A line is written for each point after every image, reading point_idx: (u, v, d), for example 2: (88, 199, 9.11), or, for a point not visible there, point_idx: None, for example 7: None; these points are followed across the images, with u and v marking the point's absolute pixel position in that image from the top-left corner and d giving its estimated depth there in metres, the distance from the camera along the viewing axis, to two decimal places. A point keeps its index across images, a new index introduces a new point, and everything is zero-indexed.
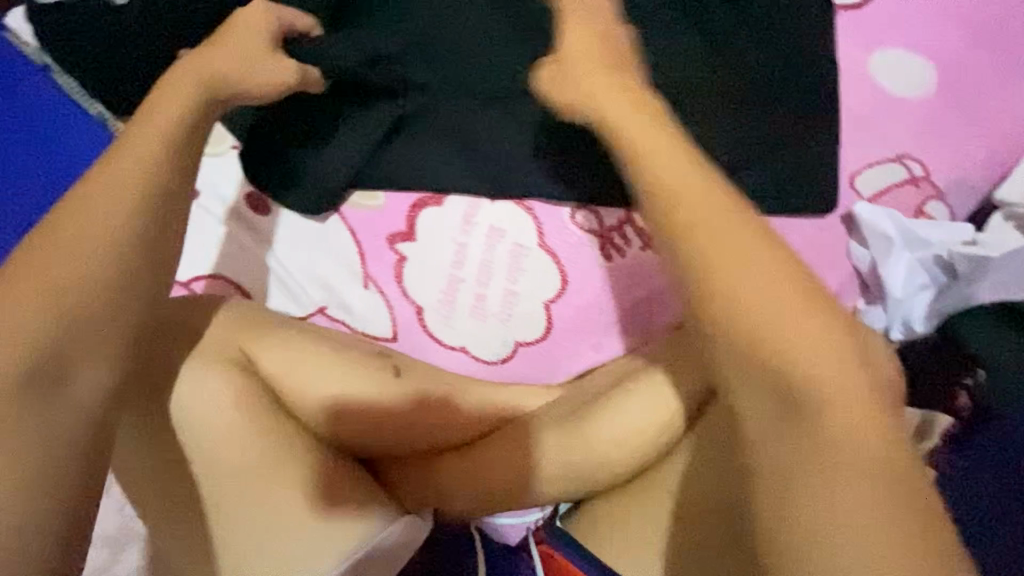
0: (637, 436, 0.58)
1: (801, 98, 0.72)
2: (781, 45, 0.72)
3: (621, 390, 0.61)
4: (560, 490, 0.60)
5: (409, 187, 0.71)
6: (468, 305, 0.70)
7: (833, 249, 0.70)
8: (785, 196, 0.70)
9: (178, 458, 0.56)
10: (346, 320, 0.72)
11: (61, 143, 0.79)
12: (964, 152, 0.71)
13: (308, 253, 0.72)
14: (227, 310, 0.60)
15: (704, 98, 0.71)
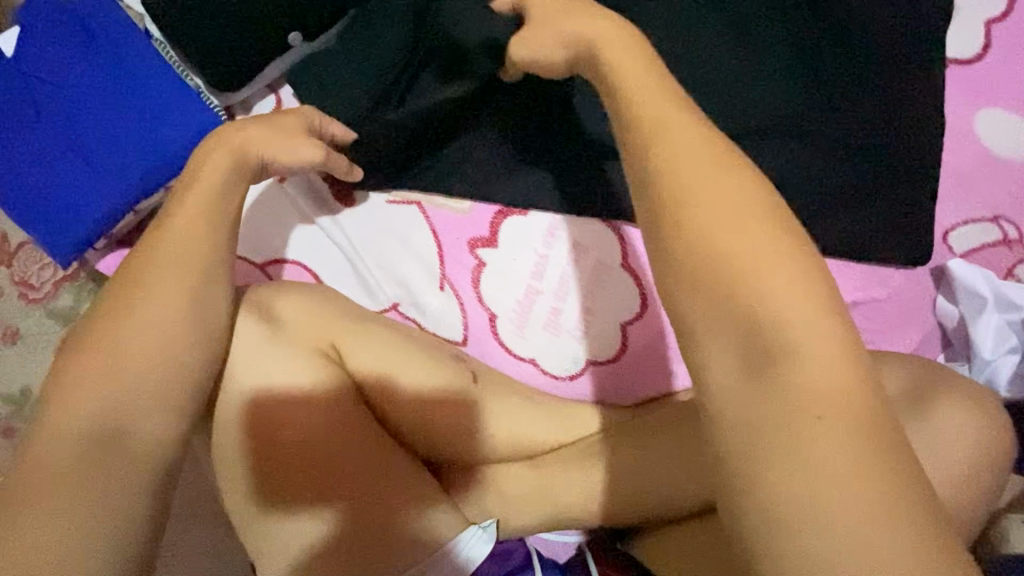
0: (677, 474, 0.60)
1: (920, 125, 0.65)
2: (900, 68, 0.65)
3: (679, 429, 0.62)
4: (606, 511, 0.62)
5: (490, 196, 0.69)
6: (544, 319, 0.70)
7: (918, 302, 0.65)
8: (886, 239, 0.64)
9: (234, 452, 0.57)
10: (418, 319, 0.71)
11: (152, 119, 0.66)
12: None
13: (389, 251, 0.71)
14: (310, 307, 0.63)
15: (805, 121, 0.64)
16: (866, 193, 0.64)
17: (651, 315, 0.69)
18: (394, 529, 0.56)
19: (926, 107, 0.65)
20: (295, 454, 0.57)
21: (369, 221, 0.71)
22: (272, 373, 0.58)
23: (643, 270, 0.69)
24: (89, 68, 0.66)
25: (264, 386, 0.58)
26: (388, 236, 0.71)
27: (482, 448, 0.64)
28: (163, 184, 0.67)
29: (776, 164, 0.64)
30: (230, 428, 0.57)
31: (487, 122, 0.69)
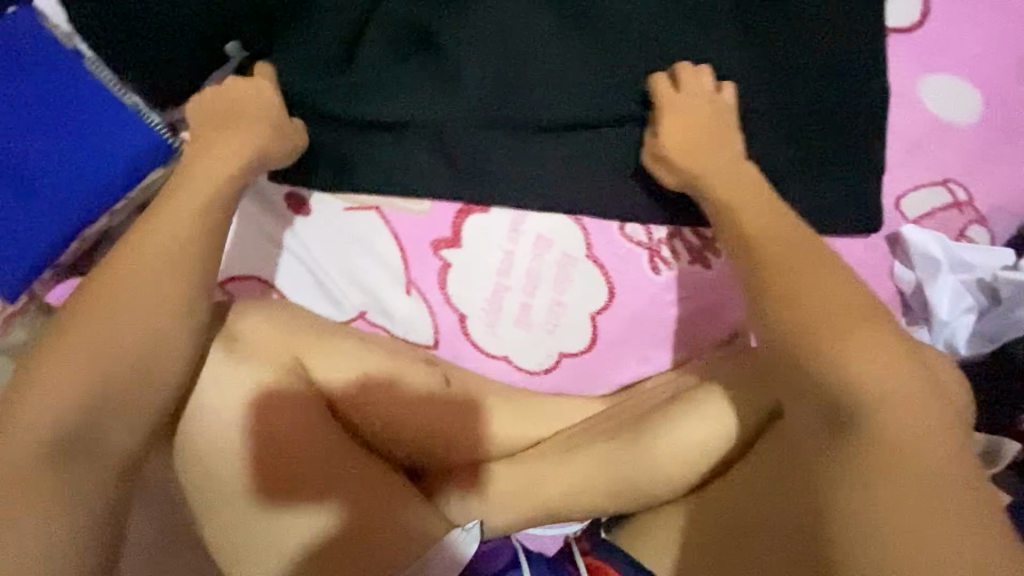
0: (662, 460, 0.60)
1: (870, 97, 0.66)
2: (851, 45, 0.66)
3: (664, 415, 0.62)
4: (588, 502, 0.62)
5: (450, 194, 0.68)
6: (515, 314, 0.69)
7: (876, 270, 0.67)
8: (842, 208, 0.65)
9: (204, 474, 0.56)
10: (386, 325, 0.70)
11: (88, 141, 0.63)
12: (1009, 179, 0.66)
13: (353, 258, 0.70)
14: (273, 322, 0.62)
15: (757, 99, 0.65)
16: (818, 166, 0.65)
17: (619, 304, 0.69)
18: (378, 537, 0.56)
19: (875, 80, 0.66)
20: (277, 473, 0.56)
21: (329, 230, 0.70)
22: (246, 394, 0.57)
23: (609, 259, 0.69)
24: (11, 91, 0.62)
25: (235, 408, 0.56)
26: (347, 243, 0.70)
27: (462, 448, 0.64)
28: (109, 209, 0.66)
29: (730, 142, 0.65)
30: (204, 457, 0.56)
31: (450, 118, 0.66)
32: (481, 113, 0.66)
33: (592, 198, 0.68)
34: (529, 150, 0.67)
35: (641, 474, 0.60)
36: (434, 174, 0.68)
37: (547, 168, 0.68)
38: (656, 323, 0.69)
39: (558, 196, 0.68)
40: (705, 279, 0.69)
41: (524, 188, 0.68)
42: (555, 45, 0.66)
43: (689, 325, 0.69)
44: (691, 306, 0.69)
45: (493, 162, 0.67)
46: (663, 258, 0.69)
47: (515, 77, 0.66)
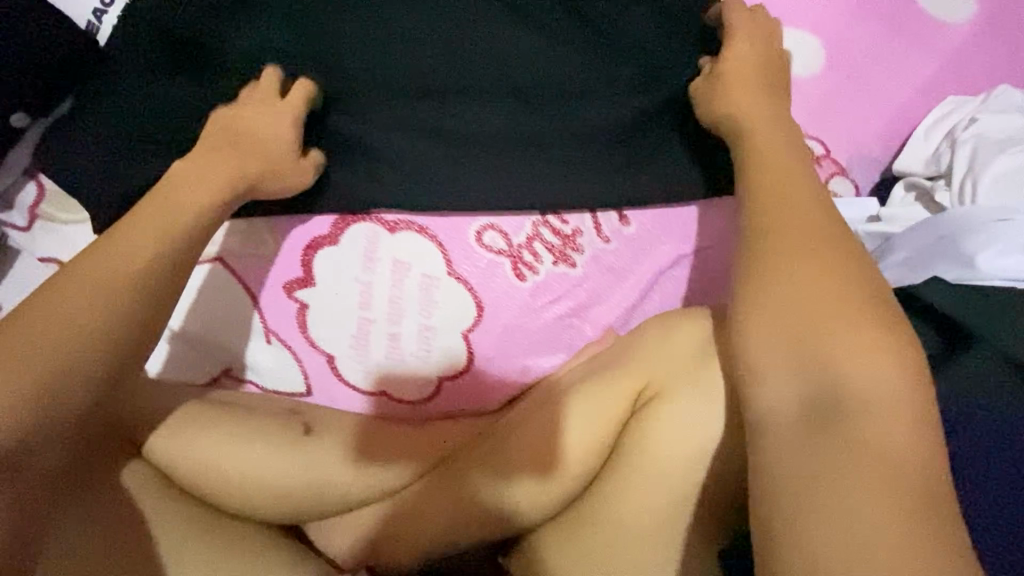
0: (541, 479, 0.57)
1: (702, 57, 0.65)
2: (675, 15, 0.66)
3: (543, 429, 0.59)
4: (477, 532, 0.60)
5: (305, 228, 0.65)
6: (382, 344, 0.66)
7: (717, 251, 0.68)
8: (669, 176, 0.65)
9: None
10: (254, 379, 0.68)
11: None
12: (863, 126, 0.64)
13: (227, 325, 0.66)
14: None
15: (576, 71, 0.64)
16: (660, 136, 0.66)
17: (490, 317, 0.66)
18: None
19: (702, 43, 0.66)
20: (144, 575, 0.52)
21: (201, 304, 0.66)
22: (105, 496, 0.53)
23: (471, 273, 0.66)
24: None
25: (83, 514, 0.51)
26: (220, 313, 0.66)
27: (341, 499, 0.62)
28: None
29: (575, 127, 0.64)
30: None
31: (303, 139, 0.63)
32: (334, 134, 0.63)
33: (461, 205, 0.65)
34: (391, 165, 0.64)
35: (529, 499, 0.57)
36: (290, 201, 0.64)
37: (413, 180, 0.64)
38: (532, 330, 0.66)
39: (402, 197, 0.64)
40: (573, 278, 0.66)
41: (391, 202, 0.64)
42: (368, 28, 0.63)
43: (565, 328, 0.67)
44: (564, 307, 0.66)
45: (350, 183, 0.64)
46: (526, 263, 0.66)
47: (368, 91, 0.63)
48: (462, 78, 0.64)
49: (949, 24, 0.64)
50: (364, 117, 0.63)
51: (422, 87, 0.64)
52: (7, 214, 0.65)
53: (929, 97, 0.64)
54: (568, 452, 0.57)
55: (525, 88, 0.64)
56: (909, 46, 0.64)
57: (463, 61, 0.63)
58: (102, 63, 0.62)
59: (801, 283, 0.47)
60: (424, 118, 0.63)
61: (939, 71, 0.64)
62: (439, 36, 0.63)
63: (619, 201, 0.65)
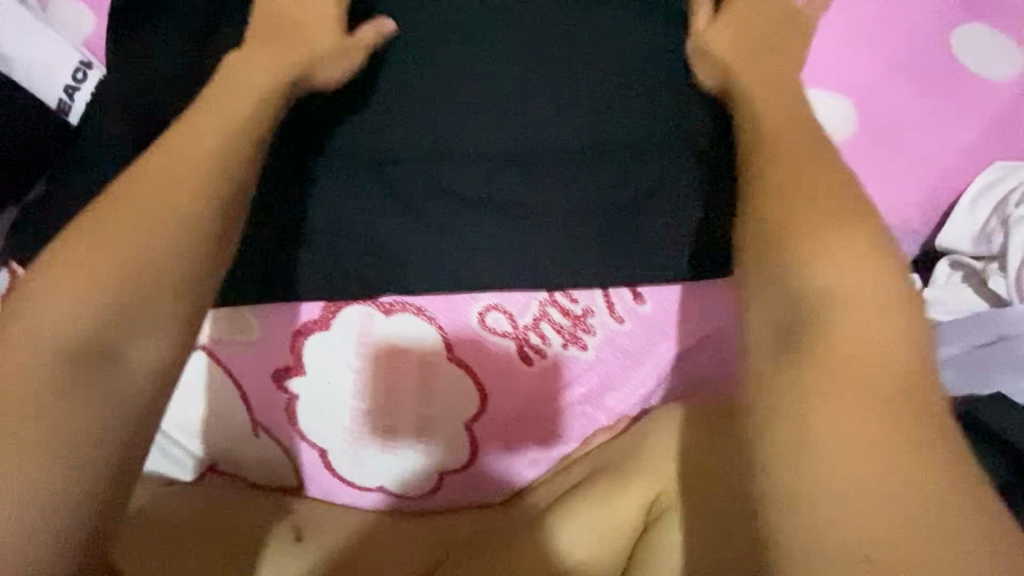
0: None
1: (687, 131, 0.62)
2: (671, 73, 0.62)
3: (553, 539, 0.54)
4: None
5: (292, 313, 0.61)
6: (375, 438, 0.61)
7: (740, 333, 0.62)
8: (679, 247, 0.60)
9: None
10: (241, 475, 0.64)
11: None
12: (899, 196, 0.58)
13: (228, 425, 0.62)
14: None
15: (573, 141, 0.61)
16: (672, 202, 0.61)
17: (496, 405, 0.61)
18: None
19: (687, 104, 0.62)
20: None
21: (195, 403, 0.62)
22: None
23: (474, 358, 0.61)
24: None
25: None
26: (226, 415, 0.62)
27: None
28: None
29: (576, 196, 0.60)
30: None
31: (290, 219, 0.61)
32: (323, 212, 0.61)
33: (457, 280, 0.60)
34: (380, 240, 0.60)
35: None
36: (275, 281, 0.61)
37: (405, 255, 0.60)
38: (543, 417, 0.61)
39: (391, 281, 0.60)
40: (584, 362, 0.61)
41: (383, 279, 0.60)
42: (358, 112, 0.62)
43: (575, 416, 0.62)
44: (575, 394, 0.61)
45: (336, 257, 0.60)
46: (533, 345, 0.61)
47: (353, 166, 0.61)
48: (453, 146, 0.61)
49: (996, 83, 0.58)
50: (353, 192, 0.61)
51: (410, 158, 0.61)
52: None
53: (976, 164, 0.58)
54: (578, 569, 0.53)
55: (517, 160, 0.61)
56: (952, 109, 0.58)
57: (453, 131, 0.60)
58: (74, 146, 0.58)
59: (848, 378, 0.35)
60: (414, 201, 0.60)
61: (984, 136, 0.58)
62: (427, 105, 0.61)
63: (630, 275, 0.60)
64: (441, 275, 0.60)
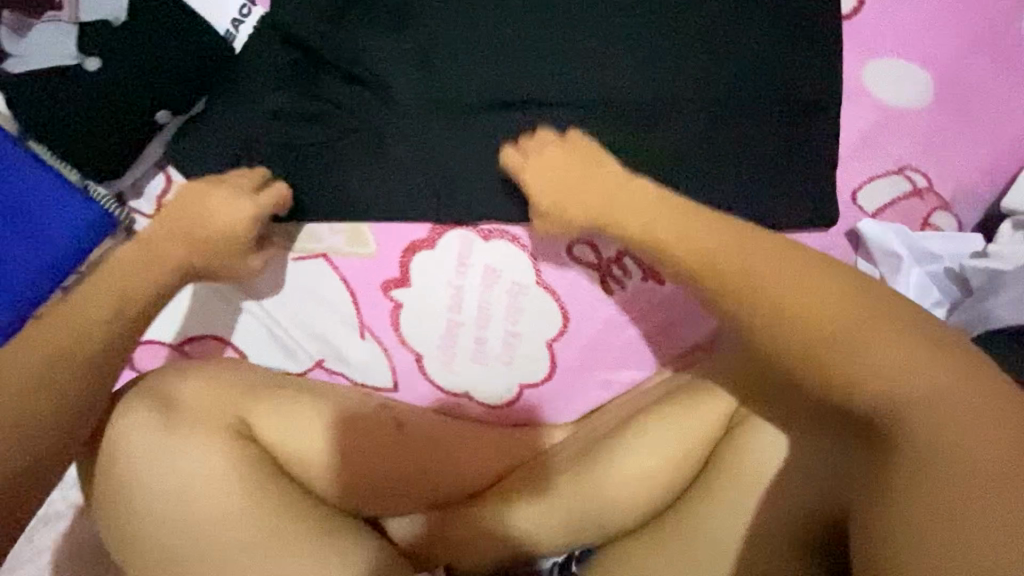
0: (636, 485, 0.57)
1: (801, 77, 0.63)
2: (788, 22, 0.63)
3: (627, 434, 0.59)
4: (571, 536, 0.60)
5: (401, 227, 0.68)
6: (468, 348, 0.68)
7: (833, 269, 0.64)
8: (794, 201, 0.63)
9: (161, 539, 0.55)
10: (345, 372, 0.70)
11: (36, 224, 0.64)
12: (969, 162, 0.63)
13: (339, 325, 0.70)
14: (206, 379, 0.61)
15: (698, 86, 0.63)
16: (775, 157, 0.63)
17: (576, 328, 0.67)
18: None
19: (804, 52, 0.63)
20: (222, 551, 0.55)
21: (275, 277, 0.69)
22: (176, 475, 0.56)
23: (560, 284, 0.67)
24: None
25: (203, 475, 0.56)
26: (337, 315, 0.70)
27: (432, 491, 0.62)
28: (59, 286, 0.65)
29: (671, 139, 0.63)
30: (135, 541, 0.56)
31: (400, 131, 0.66)
32: (428, 128, 0.66)
33: (549, 208, 0.66)
34: (484, 164, 0.66)
35: (612, 505, 0.58)
36: (384, 193, 0.67)
37: (508, 181, 0.66)
38: (620, 342, 0.67)
39: (495, 208, 0.66)
40: (659, 295, 0.67)
41: (484, 202, 0.66)
42: (479, 40, 0.65)
43: (650, 345, 0.67)
44: (650, 324, 0.67)
45: (441, 174, 0.66)
46: (614, 278, 0.67)
47: (456, 84, 0.65)
48: (557, 78, 0.64)
49: None
50: (460, 113, 0.66)
51: (514, 86, 0.65)
52: (134, 201, 0.70)
53: None
54: (648, 466, 0.57)
55: (622, 100, 0.64)
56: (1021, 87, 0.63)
57: (557, 65, 0.64)
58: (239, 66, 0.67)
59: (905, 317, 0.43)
60: (525, 131, 0.65)
61: None
62: (536, 39, 0.64)
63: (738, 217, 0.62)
64: (536, 204, 0.66)
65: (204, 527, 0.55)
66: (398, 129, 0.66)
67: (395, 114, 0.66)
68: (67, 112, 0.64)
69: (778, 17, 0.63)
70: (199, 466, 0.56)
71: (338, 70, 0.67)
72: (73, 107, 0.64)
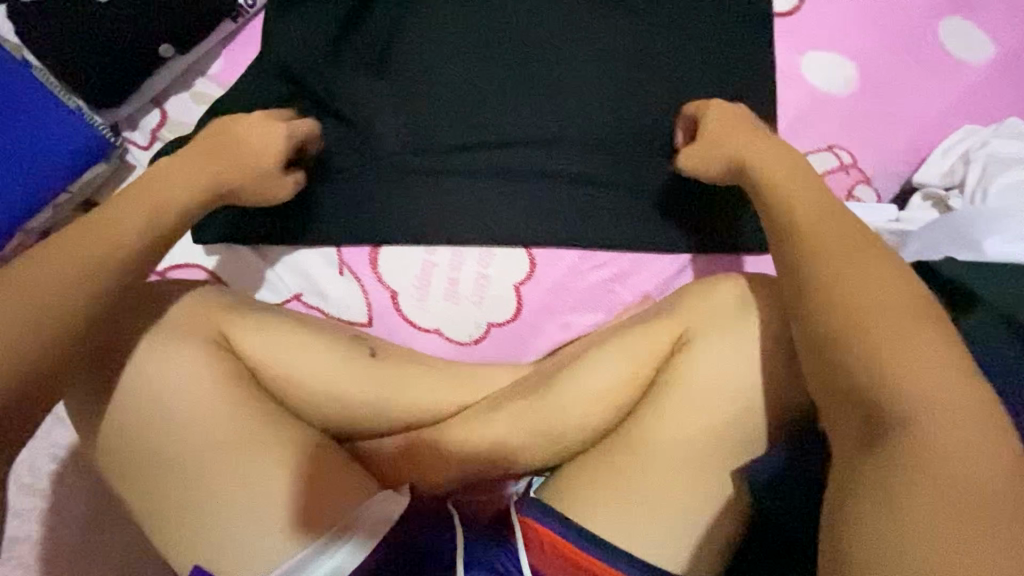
0: (590, 407, 0.63)
1: (745, 65, 0.72)
2: (734, 19, 0.73)
3: (583, 362, 0.65)
4: (530, 456, 0.64)
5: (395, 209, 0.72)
6: (442, 290, 0.74)
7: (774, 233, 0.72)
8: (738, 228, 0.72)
9: (143, 437, 0.58)
10: (322, 306, 0.74)
11: (34, 142, 0.68)
12: (886, 143, 0.72)
13: (320, 261, 0.74)
14: (194, 296, 0.64)
15: (655, 76, 0.73)
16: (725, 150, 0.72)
17: (541, 274, 0.73)
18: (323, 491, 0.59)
19: (746, 41, 0.73)
20: (202, 442, 0.58)
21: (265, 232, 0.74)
22: (160, 370, 0.59)
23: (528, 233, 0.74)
24: None
25: (187, 382, 0.59)
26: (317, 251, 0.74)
27: (402, 412, 0.66)
28: (50, 201, 0.69)
29: (637, 129, 0.72)
30: (117, 432, 0.59)
31: (400, 119, 0.73)
32: (423, 114, 0.73)
33: (534, 196, 0.72)
34: (472, 149, 0.72)
35: (567, 426, 0.63)
36: (378, 168, 0.72)
37: (495, 168, 0.72)
38: (580, 290, 0.73)
39: (441, 238, 0.72)
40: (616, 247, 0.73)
41: (473, 188, 0.72)
42: (469, 42, 0.74)
43: (606, 292, 0.73)
44: (607, 273, 0.73)
45: (435, 157, 0.72)
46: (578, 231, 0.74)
47: (448, 77, 0.74)
48: (537, 75, 0.74)
49: (971, 64, 0.74)
50: (451, 101, 0.73)
51: (499, 82, 0.74)
52: (129, 133, 0.75)
53: (946, 126, 0.73)
54: (599, 394, 0.63)
55: (594, 94, 0.73)
56: (930, 81, 0.73)
57: (535, 64, 0.74)
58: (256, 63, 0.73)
59: None
60: (509, 123, 0.73)
61: (957, 105, 0.73)
62: (519, 45, 0.74)
63: (631, 246, 0.72)
64: (520, 190, 0.72)
65: (185, 428, 0.58)
66: (396, 113, 0.73)
67: (394, 99, 0.73)
68: (74, 38, 0.68)
69: (722, 15, 0.74)
70: (182, 373, 0.59)
71: (348, 64, 0.74)
72: (80, 33, 0.68)
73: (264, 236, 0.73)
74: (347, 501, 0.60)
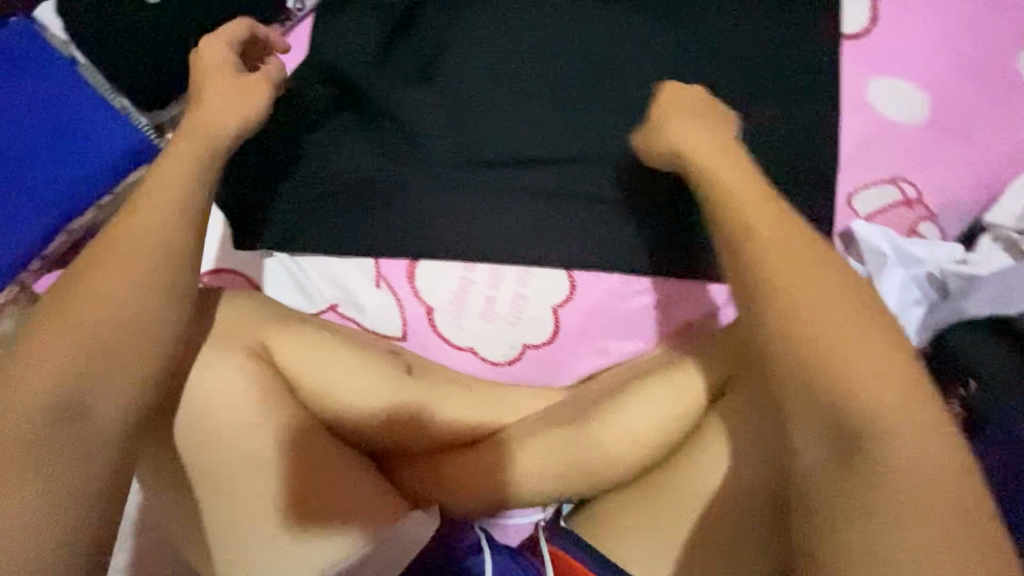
0: (631, 441, 0.61)
1: (809, 89, 0.69)
2: (799, 40, 0.70)
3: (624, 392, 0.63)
4: (566, 486, 0.63)
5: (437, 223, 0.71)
6: (480, 308, 0.72)
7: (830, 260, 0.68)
8: None
9: (180, 447, 0.58)
10: (357, 318, 0.74)
11: (80, 143, 0.67)
12: (955, 178, 0.68)
13: (356, 273, 0.73)
14: (233, 305, 0.64)
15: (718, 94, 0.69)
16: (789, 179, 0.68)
17: (582, 296, 0.71)
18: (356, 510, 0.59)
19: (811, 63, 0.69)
20: (238, 455, 0.58)
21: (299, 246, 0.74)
22: (200, 382, 0.59)
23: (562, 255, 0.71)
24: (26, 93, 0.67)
25: (225, 394, 0.59)
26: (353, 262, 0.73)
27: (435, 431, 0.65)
28: (94, 202, 0.69)
29: None
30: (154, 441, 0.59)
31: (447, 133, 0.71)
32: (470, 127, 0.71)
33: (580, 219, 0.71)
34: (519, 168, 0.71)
35: (605, 459, 0.61)
36: (422, 182, 0.71)
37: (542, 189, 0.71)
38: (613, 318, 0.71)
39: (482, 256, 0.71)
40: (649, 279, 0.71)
41: (519, 207, 0.71)
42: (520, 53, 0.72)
43: (648, 319, 0.71)
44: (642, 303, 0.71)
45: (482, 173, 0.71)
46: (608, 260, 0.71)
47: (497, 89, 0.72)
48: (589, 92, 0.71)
49: None
50: (499, 115, 0.71)
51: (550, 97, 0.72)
52: (173, 134, 0.75)
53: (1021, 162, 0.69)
54: (640, 428, 0.61)
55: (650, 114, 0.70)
56: (1007, 113, 0.69)
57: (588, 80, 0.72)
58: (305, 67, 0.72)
59: None
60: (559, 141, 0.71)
61: None
62: (572, 59, 0.72)
63: (675, 273, 0.70)
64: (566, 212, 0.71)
65: (223, 441, 0.58)
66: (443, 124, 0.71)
67: (442, 110, 0.71)
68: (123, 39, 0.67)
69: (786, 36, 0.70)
70: (220, 385, 0.59)
71: (396, 72, 0.72)
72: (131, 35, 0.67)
73: (304, 245, 0.72)
74: (382, 520, 0.59)
